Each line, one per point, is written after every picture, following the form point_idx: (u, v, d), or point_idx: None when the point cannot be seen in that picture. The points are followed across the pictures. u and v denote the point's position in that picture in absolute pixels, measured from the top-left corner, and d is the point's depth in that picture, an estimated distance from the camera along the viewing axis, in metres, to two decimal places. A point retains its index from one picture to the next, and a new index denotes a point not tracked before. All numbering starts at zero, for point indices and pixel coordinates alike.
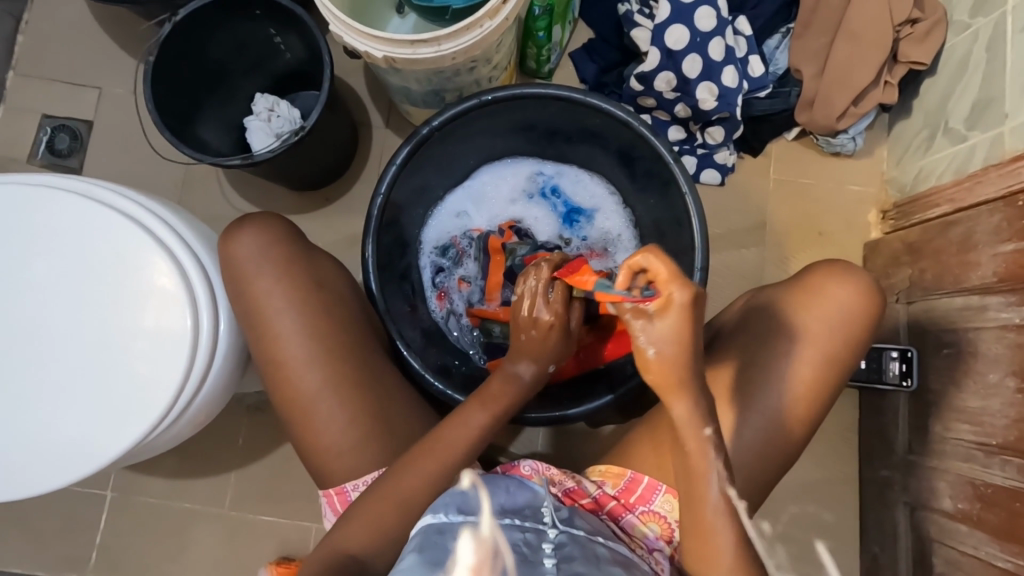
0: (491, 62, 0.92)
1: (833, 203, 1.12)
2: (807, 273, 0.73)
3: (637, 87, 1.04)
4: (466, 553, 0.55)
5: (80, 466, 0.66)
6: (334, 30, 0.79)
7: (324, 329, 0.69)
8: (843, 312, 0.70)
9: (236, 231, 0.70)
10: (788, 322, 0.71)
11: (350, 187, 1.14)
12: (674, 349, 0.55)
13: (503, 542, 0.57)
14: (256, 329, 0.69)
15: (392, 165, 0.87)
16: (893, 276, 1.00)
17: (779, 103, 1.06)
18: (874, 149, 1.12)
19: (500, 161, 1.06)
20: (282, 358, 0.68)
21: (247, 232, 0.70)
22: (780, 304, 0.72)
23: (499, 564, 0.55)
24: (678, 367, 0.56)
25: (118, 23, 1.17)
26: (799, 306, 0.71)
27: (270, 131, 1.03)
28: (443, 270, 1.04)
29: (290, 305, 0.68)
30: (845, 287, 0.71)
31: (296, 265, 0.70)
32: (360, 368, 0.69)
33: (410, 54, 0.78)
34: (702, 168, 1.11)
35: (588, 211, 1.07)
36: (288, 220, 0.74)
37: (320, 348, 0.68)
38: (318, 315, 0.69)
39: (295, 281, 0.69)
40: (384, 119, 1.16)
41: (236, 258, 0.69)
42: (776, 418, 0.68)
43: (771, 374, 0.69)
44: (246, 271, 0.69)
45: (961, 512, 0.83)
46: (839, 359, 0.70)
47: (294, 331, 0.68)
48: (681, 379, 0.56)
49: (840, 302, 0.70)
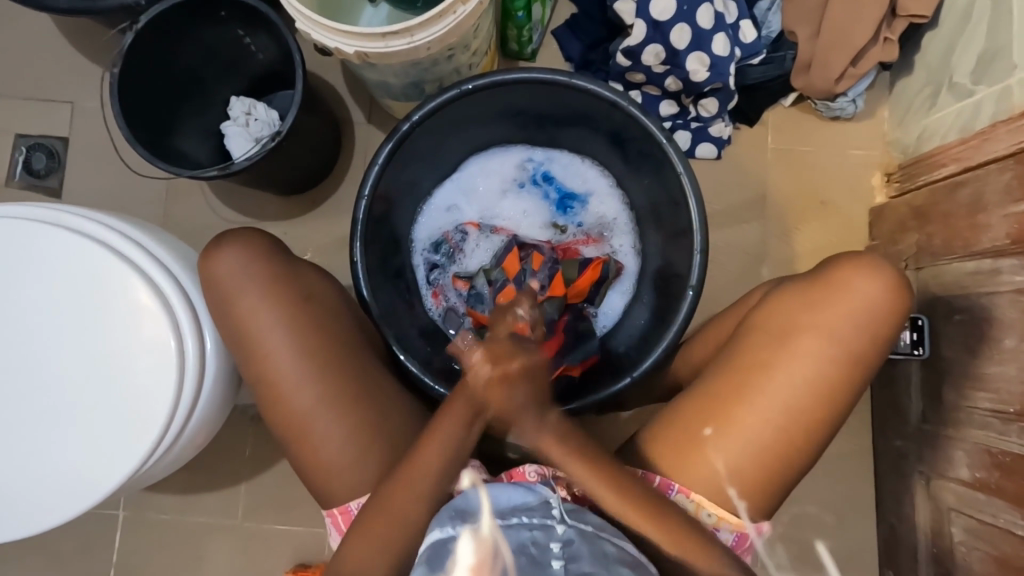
0: (470, 49, 0.87)
1: (836, 170, 1.09)
2: (829, 264, 0.69)
3: (624, 62, 1.00)
4: (466, 554, 0.58)
5: (80, 496, 0.65)
6: (302, 28, 0.74)
7: (314, 345, 0.66)
8: (869, 307, 0.66)
9: (215, 251, 0.67)
10: (808, 321, 0.67)
11: (336, 188, 1.12)
12: (778, 320, 0.69)
13: (503, 541, 0.59)
14: (246, 348, 0.67)
15: (375, 164, 0.84)
16: (901, 243, 0.98)
17: (773, 69, 1.02)
18: (875, 110, 1.08)
19: (488, 150, 1.03)
20: (275, 376, 0.66)
21: (226, 251, 0.67)
22: (799, 303, 0.68)
23: (499, 564, 0.57)
24: (785, 332, 0.68)
25: (84, 34, 1.13)
26: (820, 303, 0.67)
27: (249, 136, 1.01)
28: (437, 266, 1.03)
29: (279, 320, 0.66)
30: (870, 277, 0.67)
31: (279, 280, 0.67)
32: (353, 383, 0.67)
33: (382, 48, 0.74)
34: (697, 143, 1.07)
35: (582, 196, 1.04)
36: (269, 233, 0.71)
37: (311, 365, 0.66)
38: (307, 331, 0.67)
39: (280, 297, 0.67)
40: (366, 114, 1.13)
41: (217, 277, 0.66)
42: (793, 415, 0.66)
43: (792, 374, 0.66)
44: (230, 290, 0.67)
45: (979, 481, 0.81)
46: (862, 351, 0.66)
47: (284, 351, 0.66)
48: (786, 342, 0.67)
49: (865, 296, 0.66)
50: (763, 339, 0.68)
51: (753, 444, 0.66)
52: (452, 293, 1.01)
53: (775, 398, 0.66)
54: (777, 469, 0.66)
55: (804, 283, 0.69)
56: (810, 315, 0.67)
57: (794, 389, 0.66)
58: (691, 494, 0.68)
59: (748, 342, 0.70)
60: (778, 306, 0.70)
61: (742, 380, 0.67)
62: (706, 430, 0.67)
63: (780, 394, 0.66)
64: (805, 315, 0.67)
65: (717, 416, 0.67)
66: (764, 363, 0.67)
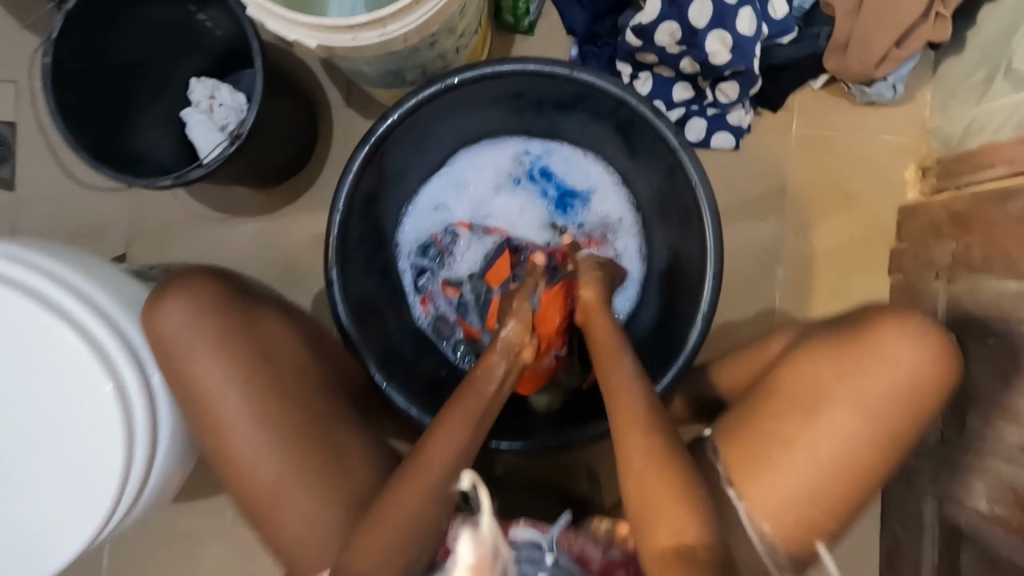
0: (456, 31, 0.74)
1: (866, 162, 0.98)
2: (868, 320, 0.63)
3: (634, 42, 0.87)
4: (465, 554, 0.47)
5: (34, 563, 0.60)
6: (254, 16, 0.63)
7: (274, 405, 0.59)
8: (911, 370, 0.60)
9: (162, 298, 0.59)
10: (845, 382, 0.61)
11: (314, 180, 1.02)
12: (809, 376, 0.63)
13: (504, 540, 0.47)
14: (199, 410, 0.59)
15: (348, 173, 0.76)
16: (934, 250, 0.89)
17: (805, 47, 0.89)
18: (916, 93, 0.96)
19: (480, 142, 0.93)
20: (232, 444, 0.59)
21: (170, 298, 0.59)
22: (833, 360, 0.62)
23: (500, 564, 0.47)
24: (815, 388, 0.62)
25: (18, 2, 0.99)
26: (857, 363, 0.61)
27: (213, 125, 0.91)
28: (426, 272, 0.94)
29: (233, 378, 0.59)
30: (912, 345, 0.61)
31: (235, 329, 0.60)
32: (322, 447, 0.60)
33: (350, 41, 0.63)
34: (713, 132, 0.96)
35: (583, 194, 0.94)
36: (219, 273, 0.64)
37: (276, 426, 0.59)
38: (269, 385, 0.60)
39: (235, 349, 0.59)
40: (344, 95, 1.01)
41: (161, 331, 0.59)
42: (819, 492, 0.61)
43: (824, 436, 0.61)
44: (178, 342, 0.59)
45: (998, 516, 0.76)
46: (898, 427, 0.61)
47: (244, 410, 0.59)
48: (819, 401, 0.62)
49: (907, 358, 0.61)
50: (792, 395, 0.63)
51: (778, 510, 0.61)
52: (442, 301, 0.93)
53: (803, 462, 0.60)
54: (807, 528, 0.61)
55: (836, 345, 0.63)
56: (843, 384, 0.61)
57: (828, 451, 0.60)
58: None
59: (772, 406, 0.63)
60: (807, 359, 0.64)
61: (765, 437, 0.62)
62: (730, 490, 0.62)
63: (810, 457, 0.60)
64: (837, 384, 0.61)
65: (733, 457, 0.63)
66: (789, 434, 0.62)
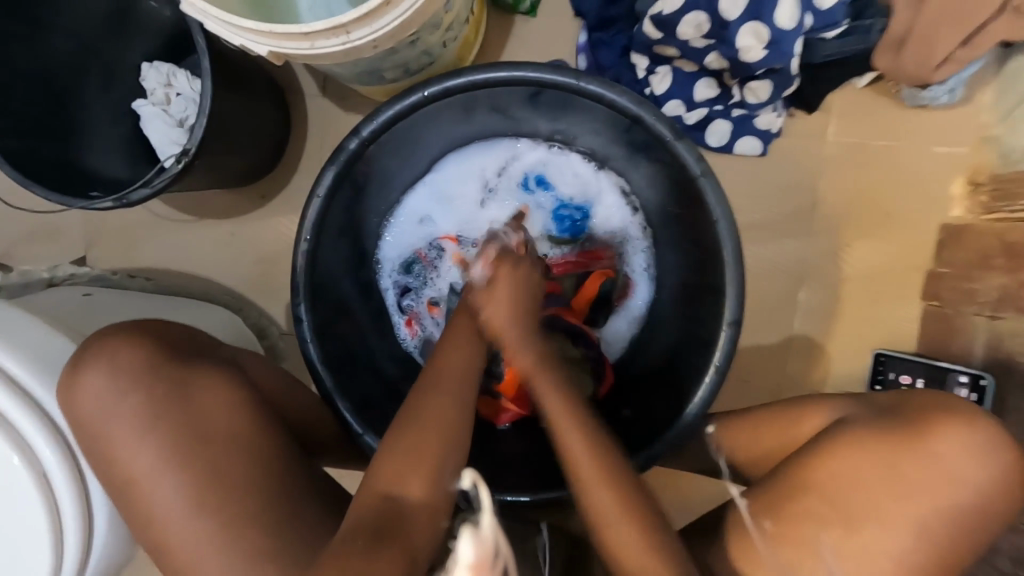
0: (440, 27, 0.63)
1: (910, 173, 0.87)
2: (929, 418, 0.54)
3: (653, 33, 0.75)
4: (464, 553, 0.43)
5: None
6: (190, 16, 0.51)
7: (215, 501, 0.48)
8: (972, 482, 0.52)
9: (80, 370, 0.50)
10: (898, 491, 0.52)
11: (289, 180, 0.91)
12: (856, 475, 0.53)
13: (502, 537, 0.46)
14: (129, 508, 0.49)
15: (314, 197, 0.68)
16: (979, 281, 0.79)
17: (852, 43, 0.75)
18: (975, 94, 0.83)
19: (468, 147, 0.82)
20: (169, 548, 0.48)
21: (90, 372, 0.50)
22: (887, 464, 0.53)
23: (499, 563, 0.45)
24: (860, 491, 0.53)
25: None
26: (914, 472, 0.52)
27: (170, 118, 0.80)
28: (410, 291, 0.86)
29: (162, 469, 0.49)
30: (976, 454, 0.52)
31: (167, 409, 0.50)
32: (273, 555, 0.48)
33: (307, 51, 0.51)
34: (737, 137, 0.84)
35: (584, 204, 0.84)
36: (148, 333, 0.53)
37: (213, 537, 0.48)
38: (204, 479, 0.49)
39: (169, 430, 0.49)
40: (321, 84, 0.89)
41: (78, 413, 0.49)
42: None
43: (866, 549, 0.52)
44: (104, 427, 0.50)
45: None
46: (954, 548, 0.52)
47: (178, 510, 0.48)
48: (866, 508, 0.52)
49: (970, 473, 0.52)
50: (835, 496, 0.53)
51: None
52: (428, 322, 0.85)
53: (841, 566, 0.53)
54: None
55: (891, 446, 0.53)
56: (895, 499, 0.52)
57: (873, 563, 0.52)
58: None
59: (812, 509, 0.54)
60: (857, 454, 0.54)
61: (801, 538, 0.53)
62: None
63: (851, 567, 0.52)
64: (887, 496, 0.52)
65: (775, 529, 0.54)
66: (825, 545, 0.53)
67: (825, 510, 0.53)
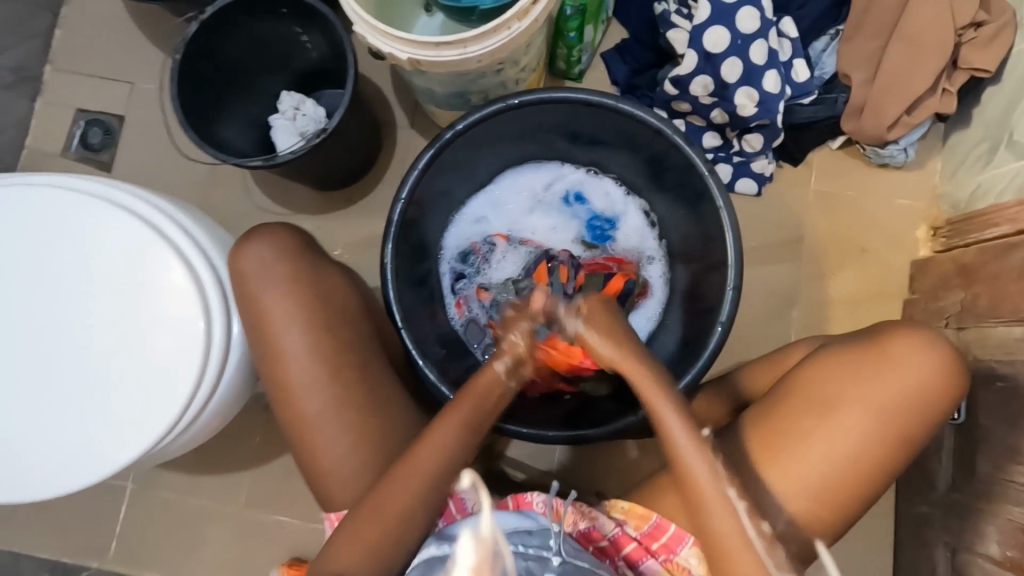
0: (519, 64, 0.88)
1: (881, 218, 1.06)
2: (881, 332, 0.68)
3: (671, 91, 1.00)
4: (466, 554, 0.49)
5: (90, 467, 0.65)
6: (358, 32, 0.76)
7: (326, 351, 0.67)
8: (920, 376, 0.64)
9: (247, 239, 0.69)
10: (862, 380, 0.65)
11: (372, 188, 1.13)
12: (826, 372, 0.67)
13: (502, 540, 0.51)
14: (263, 347, 0.67)
15: (414, 169, 0.85)
16: (943, 300, 0.94)
17: (824, 110, 0.99)
18: (926, 160, 1.05)
19: (523, 165, 1.03)
20: (285, 379, 0.66)
21: (253, 243, 0.68)
22: (849, 361, 0.67)
23: (499, 564, 0.51)
24: (827, 382, 0.66)
25: (151, 20, 1.18)
26: (873, 365, 0.65)
27: (294, 130, 1.03)
28: (463, 277, 1.03)
29: (296, 320, 0.67)
30: (924, 353, 0.65)
31: (304, 276, 0.68)
32: (371, 388, 0.68)
33: (434, 56, 0.75)
34: (737, 177, 1.05)
35: (612, 219, 1.03)
36: (293, 227, 0.72)
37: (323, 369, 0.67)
38: (331, 328, 0.68)
39: (306, 292, 0.68)
40: (409, 118, 1.14)
41: (241, 268, 0.68)
42: (830, 488, 0.64)
43: (838, 428, 0.64)
44: (255, 280, 0.68)
45: (1009, 560, 0.77)
46: (906, 432, 0.64)
47: (301, 348, 0.67)
48: (835, 396, 0.65)
49: (918, 368, 0.65)
50: (810, 389, 0.67)
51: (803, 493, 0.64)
52: (475, 304, 1.00)
53: (820, 445, 0.64)
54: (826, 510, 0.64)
55: (852, 350, 0.67)
56: (858, 385, 0.65)
57: (846, 439, 0.64)
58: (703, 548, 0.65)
59: (792, 402, 0.67)
60: (824, 359, 0.68)
61: (786, 426, 0.66)
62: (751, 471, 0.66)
63: (828, 446, 0.64)
64: (853, 384, 0.65)
65: (750, 505, 0.62)
66: (803, 433, 0.65)
67: (801, 400, 0.67)
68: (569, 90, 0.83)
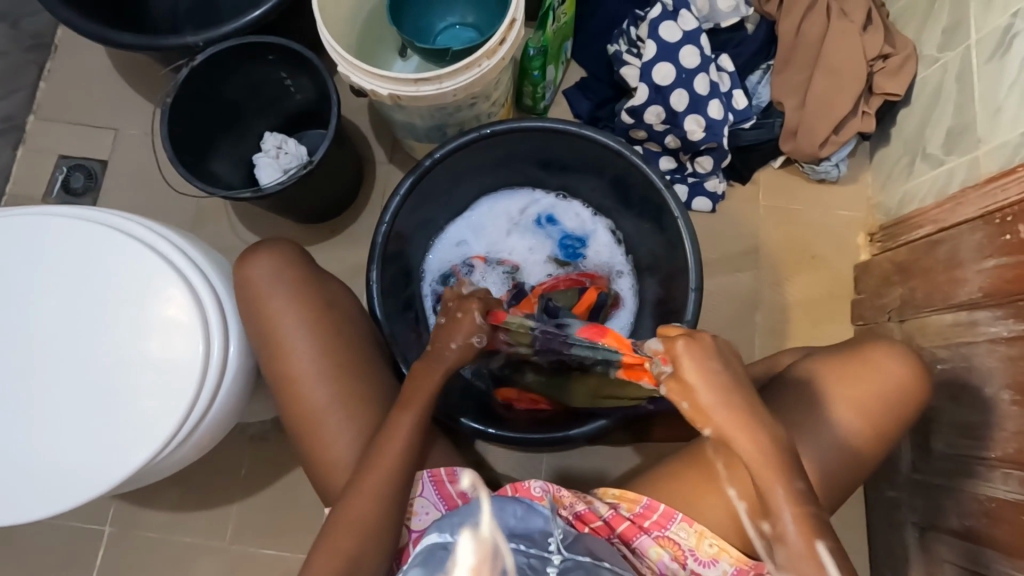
0: (490, 99, 0.97)
1: (824, 228, 1.16)
2: (857, 343, 0.74)
3: (628, 120, 1.10)
4: (467, 555, 0.58)
5: (94, 482, 0.70)
6: (342, 71, 0.84)
7: (334, 348, 0.75)
8: (891, 380, 0.70)
9: (253, 255, 0.77)
10: (842, 385, 0.70)
11: (355, 219, 1.19)
12: (813, 379, 0.72)
13: (503, 544, 0.60)
14: (268, 353, 0.75)
15: (396, 196, 0.90)
16: (885, 296, 1.04)
17: (764, 133, 1.11)
18: (858, 175, 1.17)
19: (497, 192, 1.10)
20: (294, 373, 0.74)
21: (263, 255, 0.77)
22: (829, 368, 0.72)
23: (499, 565, 0.58)
24: (813, 387, 0.71)
25: (137, 72, 1.24)
26: (850, 370, 0.71)
27: (278, 167, 1.08)
28: (444, 298, 1.07)
29: (298, 325, 0.74)
30: (895, 359, 0.71)
31: (305, 287, 0.76)
32: (367, 384, 0.75)
33: (413, 91, 0.83)
34: (694, 196, 1.15)
35: (582, 238, 1.11)
36: (299, 246, 0.81)
37: (325, 366, 0.74)
38: (329, 336, 0.75)
39: (308, 302, 0.76)
40: (388, 153, 1.22)
41: (247, 278, 0.76)
42: (815, 482, 0.69)
43: (820, 429, 0.69)
44: (260, 291, 0.76)
45: (969, 529, 0.83)
46: (884, 431, 0.70)
47: (305, 349, 0.74)
48: (818, 399, 0.70)
49: (889, 372, 0.70)
50: (797, 395, 0.71)
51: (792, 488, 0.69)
52: None
53: (803, 444, 0.69)
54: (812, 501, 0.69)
55: (833, 357, 0.73)
56: (839, 389, 0.70)
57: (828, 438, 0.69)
58: (692, 523, 0.68)
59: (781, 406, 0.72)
60: (810, 368, 0.73)
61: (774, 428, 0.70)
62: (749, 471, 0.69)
63: (813, 445, 0.69)
64: (834, 387, 0.70)
65: (751, 507, 0.65)
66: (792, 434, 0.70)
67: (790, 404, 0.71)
68: (535, 120, 0.92)
